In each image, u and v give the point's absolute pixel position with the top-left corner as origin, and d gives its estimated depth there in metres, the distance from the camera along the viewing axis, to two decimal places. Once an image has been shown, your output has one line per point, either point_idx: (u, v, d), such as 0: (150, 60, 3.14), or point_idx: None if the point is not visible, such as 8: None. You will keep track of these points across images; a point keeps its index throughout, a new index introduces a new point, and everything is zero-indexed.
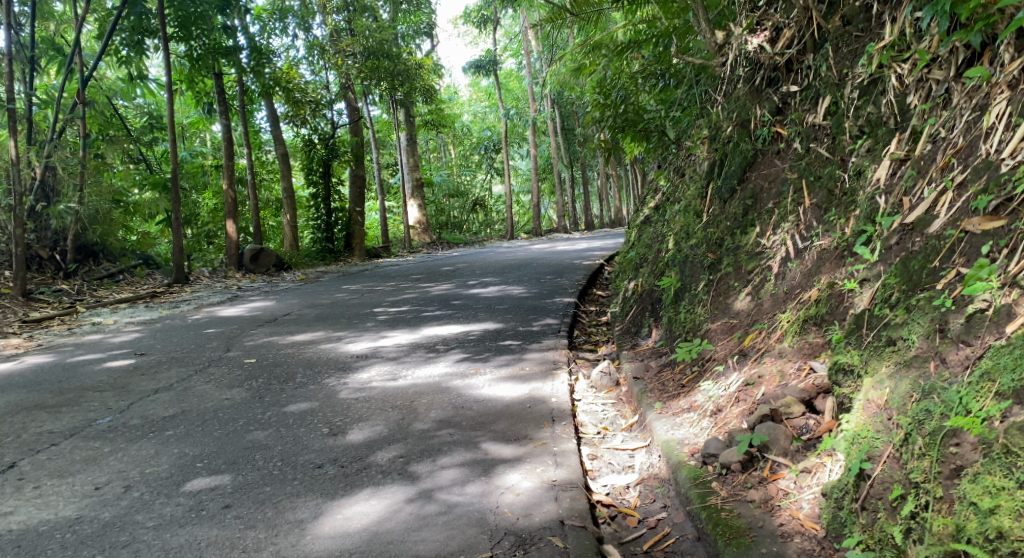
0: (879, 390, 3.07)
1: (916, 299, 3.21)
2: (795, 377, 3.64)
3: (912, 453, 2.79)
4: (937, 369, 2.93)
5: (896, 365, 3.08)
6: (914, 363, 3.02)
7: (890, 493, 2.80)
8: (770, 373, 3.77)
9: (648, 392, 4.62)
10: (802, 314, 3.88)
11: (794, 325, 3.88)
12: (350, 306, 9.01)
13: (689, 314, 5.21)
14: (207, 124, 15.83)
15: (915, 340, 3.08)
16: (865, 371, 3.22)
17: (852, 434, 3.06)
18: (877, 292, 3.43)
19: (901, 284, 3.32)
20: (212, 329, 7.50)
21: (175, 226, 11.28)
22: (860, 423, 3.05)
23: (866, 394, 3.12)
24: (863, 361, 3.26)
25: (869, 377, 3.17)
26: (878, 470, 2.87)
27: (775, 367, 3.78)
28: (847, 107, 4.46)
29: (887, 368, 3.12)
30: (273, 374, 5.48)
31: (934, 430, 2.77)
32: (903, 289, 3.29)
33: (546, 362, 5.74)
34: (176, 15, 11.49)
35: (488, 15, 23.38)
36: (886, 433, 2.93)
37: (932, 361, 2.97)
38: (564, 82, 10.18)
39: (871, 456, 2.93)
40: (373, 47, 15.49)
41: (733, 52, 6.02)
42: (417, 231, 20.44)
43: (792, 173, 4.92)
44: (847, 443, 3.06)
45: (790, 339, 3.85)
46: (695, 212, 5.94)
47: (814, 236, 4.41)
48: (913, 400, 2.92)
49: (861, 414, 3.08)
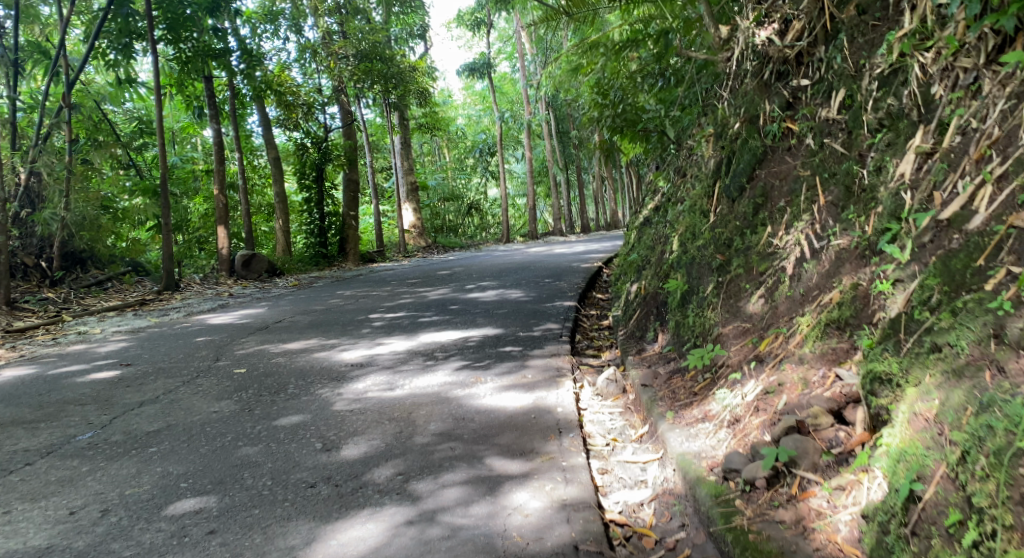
0: (927, 402, 2.84)
1: (962, 301, 3.01)
2: (820, 385, 3.43)
3: (973, 475, 2.56)
4: (995, 380, 2.70)
5: (945, 375, 2.86)
6: (966, 372, 2.80)
7: (946, 518, 2.57)
8: (791, 380, 3.55)
9: (658, 401, 4.40)
10: (824, 317, 3.66)
11: (816, 329, 3.66)
12: (345, 312, 8.77)
13: (698, 318, 4.98)
14: (198, 129, 15.59)
15: (965, 346, 2.87)
16: (906, 381, 2.99)
17: (897, 451, 2.83)
18: (913, 294, 3.22)
19: (943, 284, 3.12)
20: (202, 337, 7.26)
21: (165, 232, 11.02)
22: (907, 438, 2.82)
23: (911, 406, 2.89)
24: (902, 369, 3.04)
25: (913, 387, 2.94)
26: (930, 493, 2.64)
27: (801, 373, 3.55)
28: (864, 100, 4.26)
29: (932, 378, 2.90)
30: (263, 384, 5.24)
31: (998, 448, 2.52)
32: (945, 290, 3.10)
33: (549, 369, 5.51)
34: (165, 17, 11.25)
35: (482, 17, 23.16)
36: (938, 450, 2.70)
37: (989, 370, 2.74)
38: (561, 82, 9.96)
39: (921, 476, 2.69)
40: (366, 49, 15.26)
41: (740, 46, 5.81)
42: (412, 234, 20.22)
43: (804, 170, 4.71)
44: (891, 462, 2.82)
45: (810, 345, 3.63)
46: (702, 212, 5.72)
47: (831, 235, 4.20)
48: (968, 414, 2.68)
49: (907, 429, 2.85)
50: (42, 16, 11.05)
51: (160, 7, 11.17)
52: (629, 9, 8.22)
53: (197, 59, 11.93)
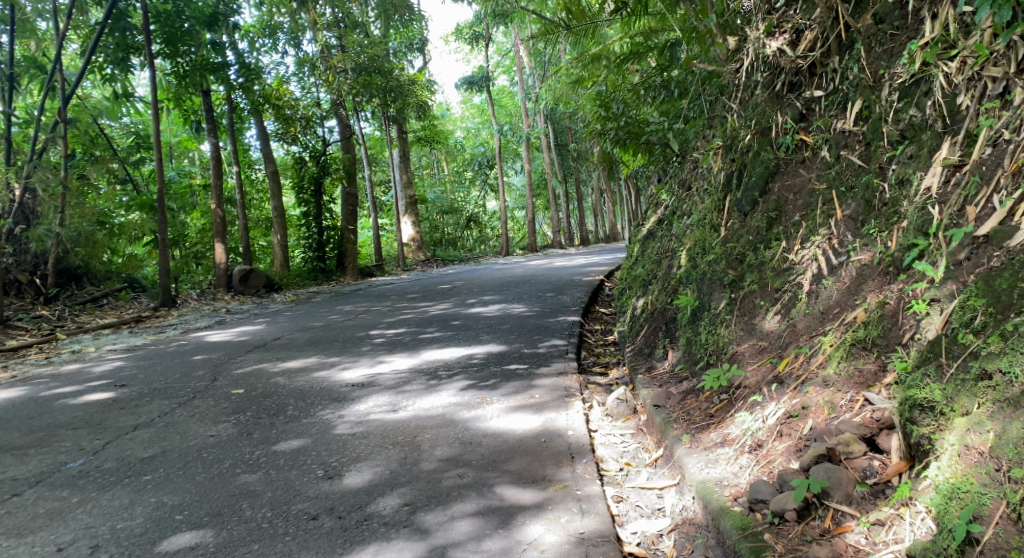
0: (980, 434, 2.72)
1: (1011, 323, 2.86)
2: (847, 410, 3.31)
3: None
4: None
5: (998, 406, 2.73)
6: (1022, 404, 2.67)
7: None
8: (815, 404, 3.42)
9: (673, 422, 4.25)
10: (847, 337, 3.53)
11: (839, 349, 3.53)
12: (344, 329, 8.60)
13: (710, 336, 4.83)
14: (195, 144, 15.45)
15: (1019, 375, 2.72)
16: (953, 409, 2.86)
17: (949, 487, 2.72)
18: (953, 314, 3.10)
19: (987, 305, 2.97)
20: (199, 356, 7.10)
21: (162, 248, 10.86)
22: (959, 473, 2.72)
23: (961, 437, 2.77)
24: (945, 397, 2.90)
25: (961, 417, 2.81)
26: (990, 535, 2.54)
27: (828, 397, 3.41)
28: (884, 111, 4.13)
29: (983, 408, 2.77)
30: (262, 406, 5.07)
31: None
32: (990, 311, 2.95)
33: (558, 388, 5.36)
34: (162, 30, 11.13)
35: (480, 31, 23.10)
36: (995, 488, 2.60)
37: None
38: (561, 94, 9.84)
39: (978, 516, 2.60)
40: (364, 63, 15.15)
41: (750, 58, 5.68)
42: (411, 248, 20.08)
43: (820, 183, 4.58)
44: (940, 499, 2.72)
45: (834, 366, 3.49)
46: (712, 226, 5.57)
47: (851, 250, 4.08)
48: None
49: (957, 463, 2.74)
50: (38, 30, 10.94)
51: (157, 20, 11.07)
52: (632, 21, 8.11)
53: (194, 73, 11.81)
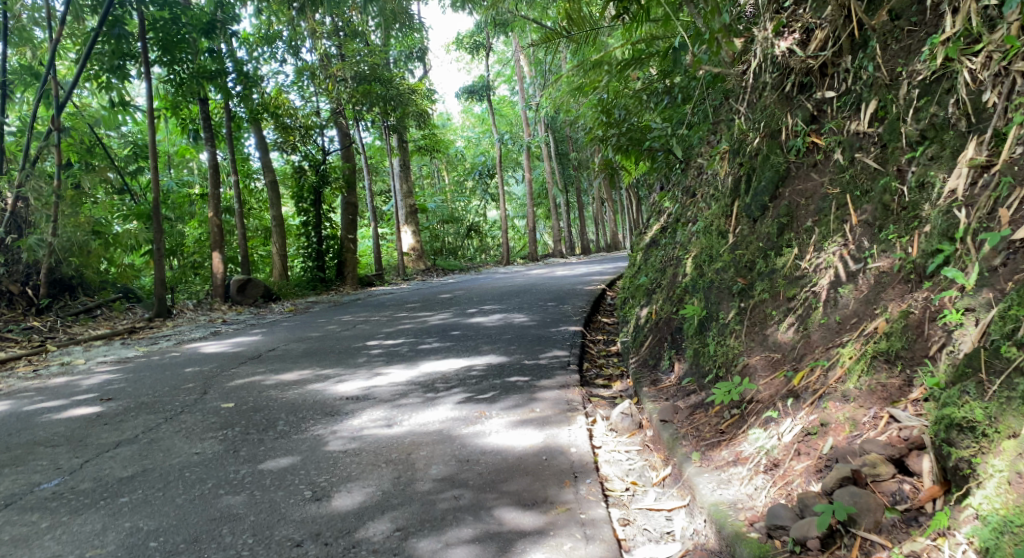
0: None
1: None
2: (870, 428, 3.12)
3: None
4: None
5: None
6: None
7: None
8: (836, 420, 3.22)
9: (682, 439, 4.04)
10: (868, 348, 3.33)
11: (859, 361, 3.32)
12: (341, 340, 8.38)
13: (719, 347, 4.62)
14: (193, 152, 15.26)
15: None
16: (997, 429, 2.69)
17: (1002, 520, 2.54)
18: (992, 324, 2.90)
19: None
20: (190, 368, 6.87)
21: (157, 257, 10.64)
22: (1011, 505, 2.54)
23: (1012, 464, 2.60)
24: (988, 416, 2.73)
25: (1008, 439, 2.65)
26: None
27: (851, 414, 3.20)
28: (902, 110, 3.93)
29: None
30: (251, 421, 4.84)
31: None
32: None
33: (561, 402, 5.14)
34: (158, 37, 10.87)
35: (480, 40, 22.97)
36: None
37: None
38: (562, 102, 9.65)
39: None
40: (365, 71, 14.98)
41: (757, 59, 5.46)
42: (411, 257, 19.86)
43: (833, 188, 4.39)
44: (991, 533, 2.55)
45: (854, 381, 3.29)
46: (719, 233, 5.36)
47: (869, 257, 3.89)
48: None
49: (1008, 493, 2.57)
50: (35, 38, 10.72)
51: (154, 27, 10.81)
52: (634, 26, 7.91)
53: (192, 81, 11.62)
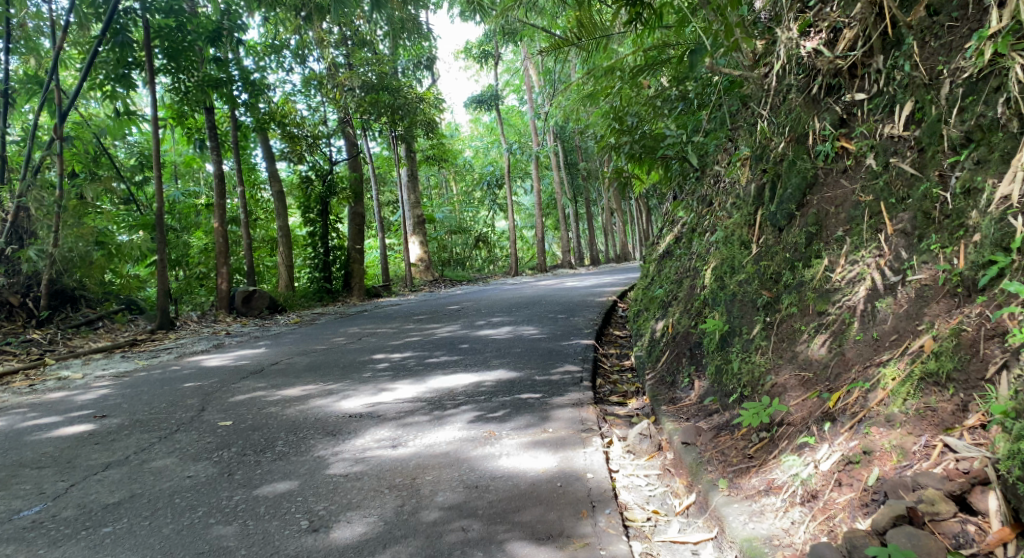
0: None
1: None
2: (922, 458, 2.93)
3: None
4: None
5: None
6: None
7: None
8: (882, 448, 3.03)
9: (707, 464, 3.80)
10: (915, 369, 3.12)
11: (904, 384, 3.13)
12: (347, 353, 8.12)
13: (744, 364, 4.36)
14: (199, 162, 15.08)
15: None
16: None
17: None
18: None
19: None
20: (190, 383, 6.62)
21: (161, 267, 10.42)
22: None
23: None
24: None
25: None
26: None
27: (900, 442, 3.01)
28: (944, 112, 3.74)
29: None
30: (250, 440, 4.59)
31: None
32: None
33: (575, 421, 4.88)
34: (163, 45, 10.67)
35: (489, 50, 22.77)
36: None
37: None
38: (572, 110, 9.42)
39: None
40: (372, 80, 14.80)
41: (781, 60, 5.20)
42: (419, 268, 19.61)
43: (865, 195, 4.15)
44: None
45: (900, 404, 3.09)
46: (741, 243, 5.10)
47: (907, 268, 3.66)
48: None
49: None
50: (42, 48, 10.52)
51: (159, 35, 10.60)
52: (646, 32, 7.68)
53: (198, 90, 11.43)
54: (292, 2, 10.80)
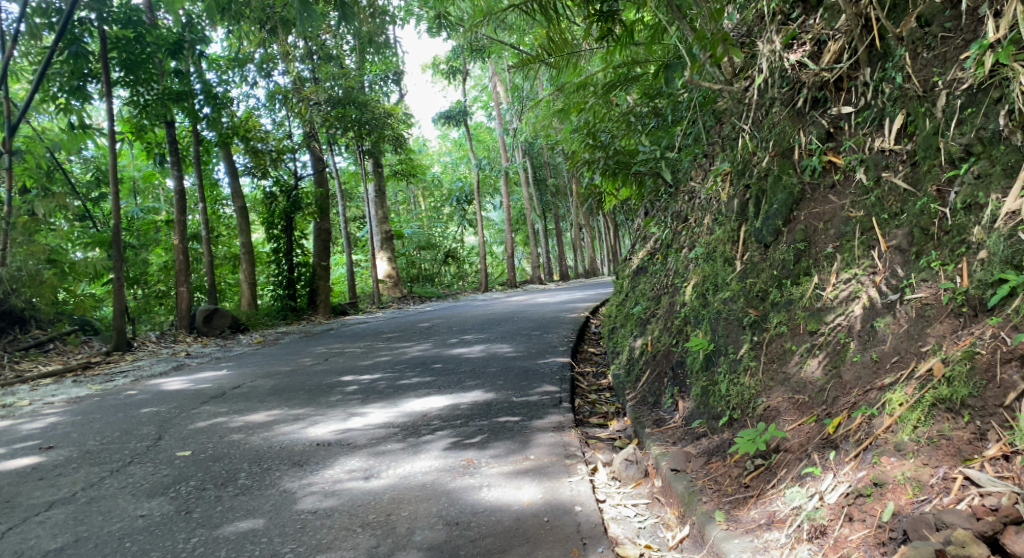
0: None
1: None
2: (940, 492, 2.90)
3: None
4: None
5: None
6: None
7: None
8: (894, 479, 3.00)
9: (700, 493, 3.62)
10: (925, 396, 3.12)
11: (913, 410, 3.11)
12: (313, 374, 7.81)
13: (731, 386, 4.18)
14: (159, 177, 14.63)
15: None
16: None
17: None
18: None
19: None
20: (146, 409, 6.27)
21: (117, 286, 10.00)
22: None
23: None
24: None
25: None
26: None
27: (914, 474, 2.99)
28: (940, 124, 3.64)
29: None
30: (210, 472, 4.31)
31: None
32: None
33: (556, 447, 4.67)
34: (121, 56, 10.28)
35: (457, 65, 22.61)
36: None
37: None
38: (543, 125, 9.26)
39: None
40: (338, 95, 14.54)
41: (763, 74, 5.05)
42: (387, 285, 19.27)
43: (856, 210, 4.02)
44: None
45: (910, 431, 3.08)
46: (724, 259, 4.91)
47: (906, 286, 3.54)
48: None
49: None
50: None
51: (116, 46, 10.23)
52: (618, 47, 7.55)
53: (158, 103, 11.01)
54: (255, 15, 10.52)
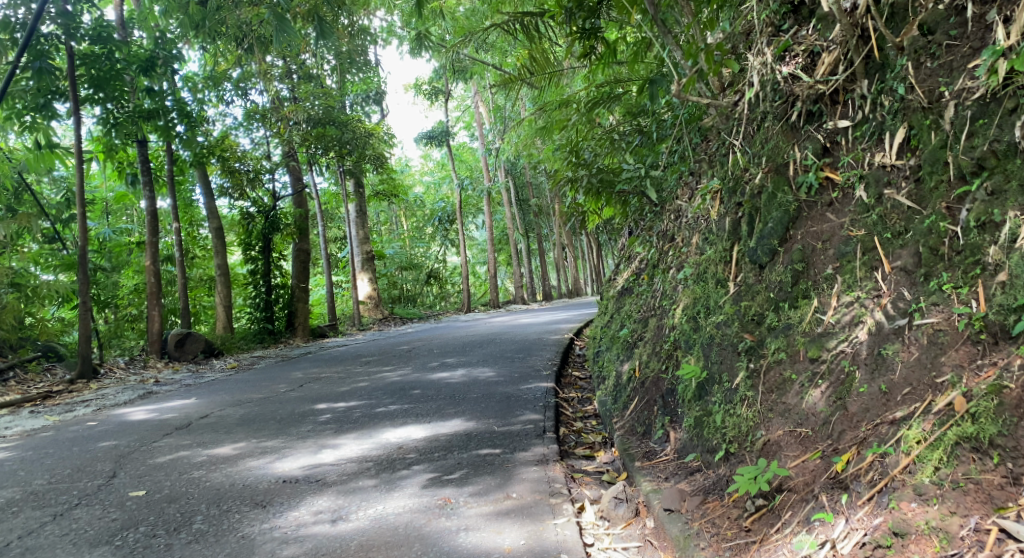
0: None
1: None
2: (972, 546, 2.75)
3: None
4: None
5: None
6: None
7: None
8: (916, 529, 2.85)
9: (697, 537, 3.47)
10: (947, 434, 2.97)
11: (934, 450, 2.97)
12: (285, 402, 7.46)
13: (729, 418, 3.92)
14: (132, 199, 14.27)
15: None
16: None
17: None
18: None
19: None
20: (105, 442, 5.93)
21: (83, 311, 9.62)
22: None
23: None
24: None
25: None
26: None
27: (939, 523, 2.83)
28: (949, 137, 3.43)
29: None
30: (163, 516, 4.13)
31: None
32: None
33: (540, 482, 4.38)
34: (88, 72, 9.86)
35: (439, 86, 22.41)
36: None
37: None
38: (526, 144, 9.01)
39: None
40: (318, 114, 14.21)
41: (754, 88, 4.79)
42: (368, 306, 18.88)
43: (856, 229, 3.78)
44: None
45: (931, 473, 2.93)
46: (717, 281, 4.65)
47: (915, 311, 3.33)
48: None
49: None
50: None
51: (84, 63, 9.82)
52: (601, 66, 7.35)
53: (129, 121, 10.69)
54: (231, 34, 10.20)
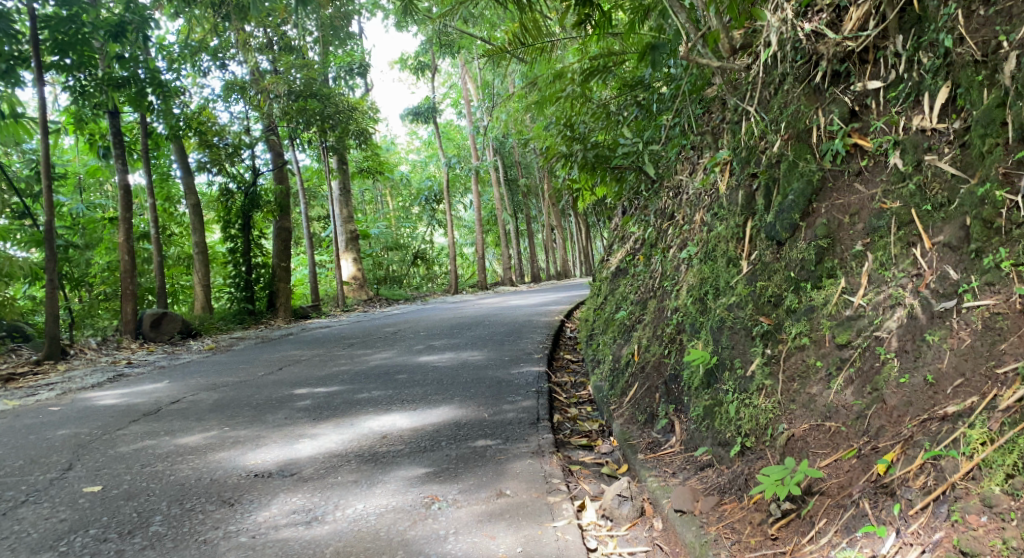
0: None
1: None
2: None
3: None
4: None
5: None
6: None
7: None
8: (992, 549, 2.53)
9: (715, 545, 3.13)
10: (1021, 435, 2.64)
11: (1006, 454, 2.64)
12: (261, 387, 7.03)
13: (746, 411, 3.53)
14: (105, 175, 13.69)
15: None
16: None
17: None
18: None
19: None
20: (64, 430, 5.48)
21: (50, 289, 9.11)
22: None
23: None
24: None
25: None
26: None
27: (1020, 543, 2.50)
28: (1006, 95, 3.04)
29: None
30: (120, 516, 3.73)
31: None
32: None
33: (535, 477, 4.00)
34: (52, 36, 9.23)
35: (425, 61, 21.76)
36: None
37: None
38: (517, 118, 8.52)
39: None
40: (298, 87, 13.63)
41: (772, 49, 4.34)
42: (352, 287, 18.39)
43: (890, 201, 3.40)
44: None
45: (1002, 483, 2.61)
46: (727, 259, 4.23)
47: (964, 292, 2.99)
48: None
49: None
50: None
51: (48, 26, 9.17)
52: (595, 36, 6.87)
53: (98, 90, 10.12)
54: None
